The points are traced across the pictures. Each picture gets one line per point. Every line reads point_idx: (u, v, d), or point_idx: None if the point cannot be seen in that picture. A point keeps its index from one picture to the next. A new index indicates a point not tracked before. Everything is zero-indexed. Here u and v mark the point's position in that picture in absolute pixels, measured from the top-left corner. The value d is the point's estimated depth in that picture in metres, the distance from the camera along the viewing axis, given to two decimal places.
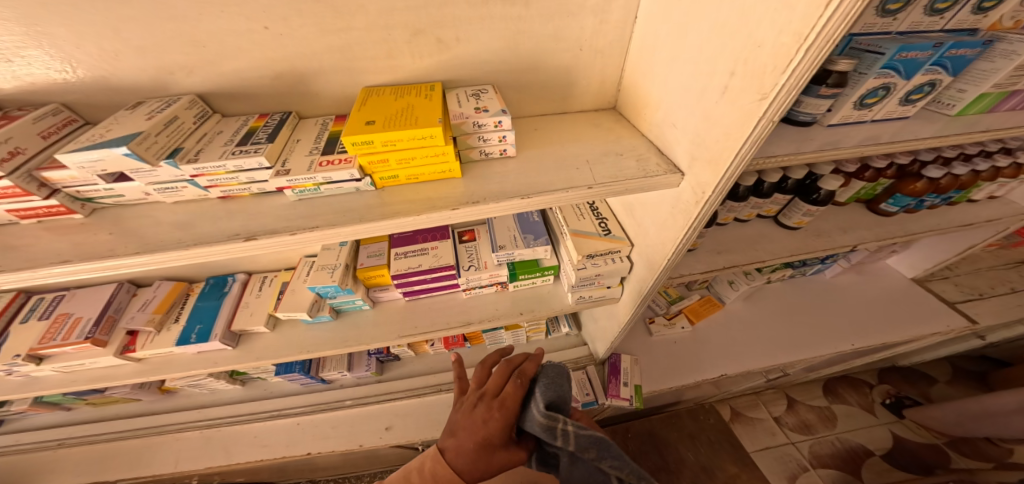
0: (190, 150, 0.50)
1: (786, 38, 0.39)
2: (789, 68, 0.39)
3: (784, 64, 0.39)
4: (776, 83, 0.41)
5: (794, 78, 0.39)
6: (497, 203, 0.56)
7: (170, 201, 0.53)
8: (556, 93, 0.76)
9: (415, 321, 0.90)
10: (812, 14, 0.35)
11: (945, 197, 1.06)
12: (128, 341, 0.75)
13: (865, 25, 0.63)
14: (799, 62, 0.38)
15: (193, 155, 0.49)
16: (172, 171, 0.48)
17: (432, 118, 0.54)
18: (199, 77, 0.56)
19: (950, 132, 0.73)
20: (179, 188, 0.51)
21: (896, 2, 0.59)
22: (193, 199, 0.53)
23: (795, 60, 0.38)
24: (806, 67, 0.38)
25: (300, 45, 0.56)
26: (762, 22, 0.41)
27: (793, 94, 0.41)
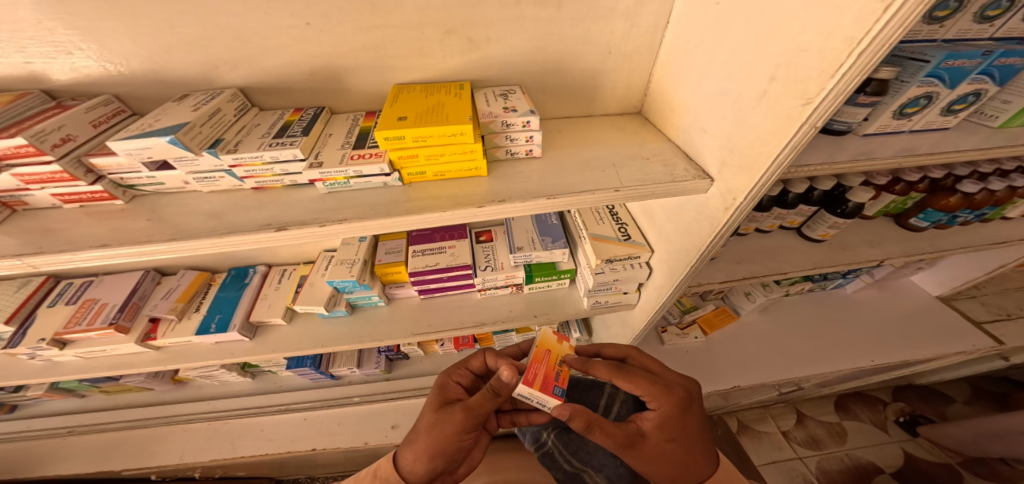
0: (229, 140, 0.51)
1: (835, 42, 0.38)
2: (838, 73, 0.38)
3: (833, 68, 0.38)
4: (822, 88, 0.40)
5: (843, 82, 0.38)
6: (524, 202, 0.56)
7: (207, 190, 0.53)
8: (583, 96, 0.75)
9: (430, 320, 0.89)
10: (868, 17, 0.34)
11: (979, 213, 1.04)
12: (150, 329, 0.75)
13: (909, 33, 0.62)
14: (849, 67, 0.37)
15: (233, 146, 0.50)
16: (213, 160, 0.48)
17: (462, 116, 0.54)
18: (242, 71, 0.57)
19: (989, 145, 0.71)
20: (217, 178, 0.51)
21: (945, 9, 0.58)
22: (229, 189, 0.54)
23: (845, 64, 0.37)
24: (856, 72, 0.37)
25: (337, 42, 0.56)
26: (809, 25, 0.40)
27: (840, 99, 0.40)
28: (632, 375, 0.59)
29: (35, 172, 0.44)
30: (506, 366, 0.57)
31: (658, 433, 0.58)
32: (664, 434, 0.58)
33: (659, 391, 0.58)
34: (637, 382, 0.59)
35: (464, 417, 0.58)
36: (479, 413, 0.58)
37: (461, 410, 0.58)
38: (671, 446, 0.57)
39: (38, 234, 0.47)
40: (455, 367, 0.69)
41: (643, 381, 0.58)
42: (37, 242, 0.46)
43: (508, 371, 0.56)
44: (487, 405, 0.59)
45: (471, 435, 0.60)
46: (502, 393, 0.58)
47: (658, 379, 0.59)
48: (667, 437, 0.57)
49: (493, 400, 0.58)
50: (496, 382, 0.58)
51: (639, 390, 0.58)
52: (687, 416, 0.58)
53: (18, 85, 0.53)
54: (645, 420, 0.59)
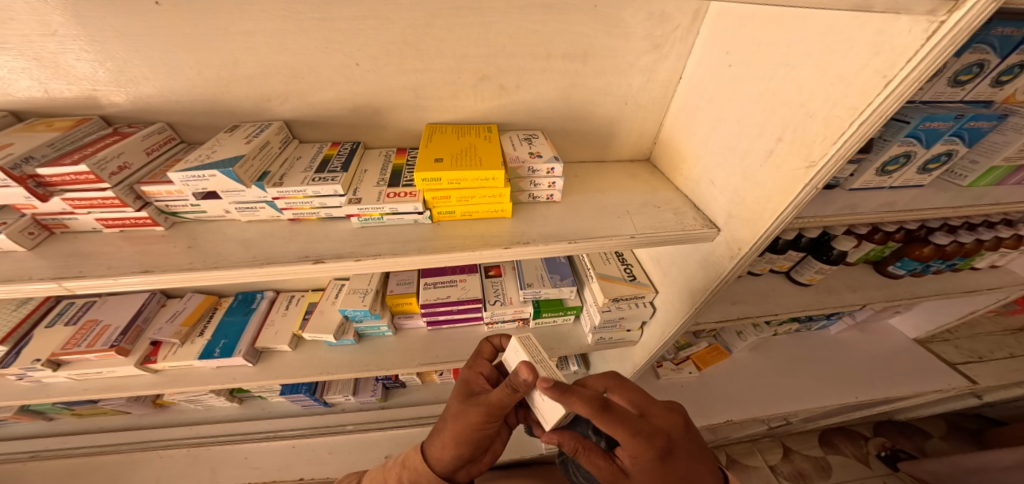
0: (275, 173, 0.52)
1: (839, 111, 0.43)
2: (840, 139, 0.43)
3: (835, 135, 0.44)
4: (824, 153, 0.45)
5: (843, 148, 0.44)
6: (546, 245, 0.58)
7: (245, 219, 0.54)
8: (599, 143, 0.81)
9: (437, 350, 0.90)
10: (869, 91, 0.39)
11: (950, 263, 1.11)
12: (150, 352, 0.73)
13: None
14: (851, 134, 0.42)
15: (277, 179, 0.51)
16: (258, 193, 0.50)
17: (495, 160, 0.57)
18: (288, 105, 0.59)
19: (958, 203, 0.79)
20: (257, 208, 0.52)
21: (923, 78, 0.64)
22: (267, 219, 0.54)
23: (846, 131, 0.42)
24: (856, 140, 0.42)
25: (381, 81, 0.59)
26: (816, 94, 0.45)
27: (838, 164, 0.46)
28: (615, 420, 0.48)
29: (87, 197, 0.44)
30: (521, 366, 0.51)
31: (640, 474, 0.50)
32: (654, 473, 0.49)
33: (642, 441, 0.48)
34: (615, 427, 0.48)
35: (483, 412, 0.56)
36: (497, 407, 0.55)
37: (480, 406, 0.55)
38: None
39: (71, 257, 0.47)
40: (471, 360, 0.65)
41: (623, 428, 0.48)
42: (73, 265, 0.46)
43: (525, 369, 0.51)
44: (505, 401, 0.55)
45: (493, 426, 0.58)
46: (518, 388, 0.53)
47: (641, 425, 0.49)
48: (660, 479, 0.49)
49: (512, 395, 0.54)
50: (513, 379, 0.53)
51: (618, 437, 0.48)
52: (670, 464, 0.49)
53: (70, 110, 0.54)
54: (624, 459, 0.51)
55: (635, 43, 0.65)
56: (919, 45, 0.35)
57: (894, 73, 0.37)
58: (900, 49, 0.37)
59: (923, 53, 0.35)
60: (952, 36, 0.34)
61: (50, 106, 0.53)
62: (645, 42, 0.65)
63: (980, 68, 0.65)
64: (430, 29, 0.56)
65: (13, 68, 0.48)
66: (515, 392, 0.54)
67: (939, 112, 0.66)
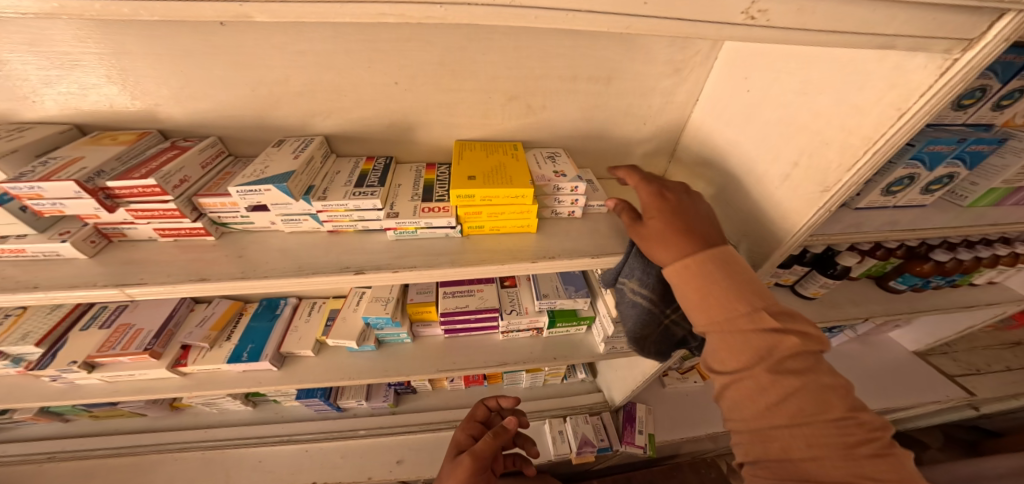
0: (319, 188, 0.55)
1: (853, 140, 0.47)
2: (856, 166, 0.47)
3: (851, 162, 0.47)
4: (840, 179, 0.49)
5: (858, 174, 0.47)
6: (571, 259, 0.61)
7: (287, 231, 0.56)
8: (617, 160, 0.84)
9: (454, 357, 0.92)
10: (883, 122, 0.43)
11: (950, 278, 1.15)
12: (180, 355, 0.75)
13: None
14: (867, 161, 0.45)
15: (321, 192, 0.54)
16: (304, 207, 0.52)
17: (524, 178, 0.61)
18: (329, 121, 0.62)
19: (959, 223, 0.82)
20: (302, 220, 0.54)
21: None
22: (308, 231, 0.57)
23: (863, 159, 0.46)
24: (870, 166, 0.46)
25: (418, 100, 0.63)
26: (831, 122, 0.49)
27: (852, 189, 0.49)
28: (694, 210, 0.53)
29: (150, 209, 0.47)
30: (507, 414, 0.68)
31: (753, 298, 0.48)
32: (768, 308, 0.48)
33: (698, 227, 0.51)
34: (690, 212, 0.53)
35: (470, 463, 0.67)
36: (483, 456, 0.67)
37: (468, 456, 0.67)
38: (770, 359, 0.46)
39: (128, 265, 0.49)
40: (465, 424, 0.82)
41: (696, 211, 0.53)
42: (133, 273, 0.48)
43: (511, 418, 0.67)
44: (489, 449, 0.68)
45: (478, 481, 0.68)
46: (502, 433, 0.68)
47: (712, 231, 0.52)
48: (778, 326, 0.46)
49: (493, 443, 0.68)
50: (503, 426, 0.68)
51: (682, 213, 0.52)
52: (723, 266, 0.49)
53: (124, 124, 0.57)
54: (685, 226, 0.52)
55: (657, 66, 0.68)
56: (934, 81, 0.38)
57: (907, 106, 0.40)
58: (914, 84, 0.40)
59: (938, 88, 0.38)
60: (963, 74, 0.37)
61: (107, 120, 0.56)
62: (666, 65, 0.68)
63: (982, 92, 0.69)
64: (467, 52, 0.59)
65: (82, 84, 0.51)
66: (499, 441, 0.68)
67: (942, 135, 0.70)
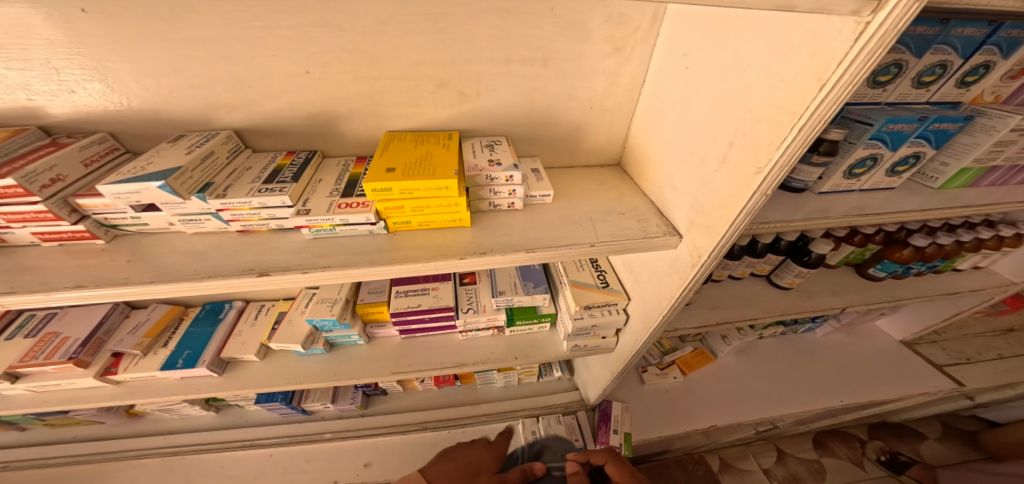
0: (219, 184, 0.51)
1: (781, 116, 0.42)
2: (784, 143, 0.42)
3: (779, 140, 0.43)
4: (771, 158, 0.45)
5: (787, 153, 0.43)
6: (504, 255, 0.58)
7: (191, 231, 0.53)
8: (567, 148, 0.80)
9: (409, 359, 0.89)
10: (806, 96, 0.39)
11: (931, 265, 1.10)
12: (111, 363, 0.72)
13: (856, 95, 0.69)
14: (793, 139, 0.41)
15: (221, 190, 0.50)
16: (200, 204, 0.49)
17: (449, 169, 0.57)
18: (242, 114, 0.58)
19: (930, 206, 0.78)
20: (203, 220, 0.51)
21: (886, 75, 0.66)
22: (215, 230, 0.54)
23: (789, 137, 0.42)
24: (798, 144, 0.42)
25: (335, 89, 0.59)
26: (761, 98, 0.45)
27: (785, 170, 0.45)
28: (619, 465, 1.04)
29: (19, 211, 0.44)
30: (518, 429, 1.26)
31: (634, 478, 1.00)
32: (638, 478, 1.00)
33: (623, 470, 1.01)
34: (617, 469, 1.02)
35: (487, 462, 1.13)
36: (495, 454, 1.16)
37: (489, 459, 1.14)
38: None
39: (12, 271, 0.46)
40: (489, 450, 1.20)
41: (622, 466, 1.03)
42: (10, 279, 0.45)
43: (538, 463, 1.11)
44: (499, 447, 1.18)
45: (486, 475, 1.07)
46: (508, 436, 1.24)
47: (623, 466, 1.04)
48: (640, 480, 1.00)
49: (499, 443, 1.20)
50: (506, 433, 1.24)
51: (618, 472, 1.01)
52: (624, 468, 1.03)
53: (15, 121, 0.54)
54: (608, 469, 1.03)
55: (595, 46, 0.64)
56: (849, 47, 0.34)
57: (827, 76, 0.37)
58: (832, 52, 0.36)
59: (854, 55, 0.34)
60: (880, 37, 0.33)
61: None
62: (605, 45, 0.64)
63: (943, 68, 0.67)
64: (381, 36, 0.55)
65: None
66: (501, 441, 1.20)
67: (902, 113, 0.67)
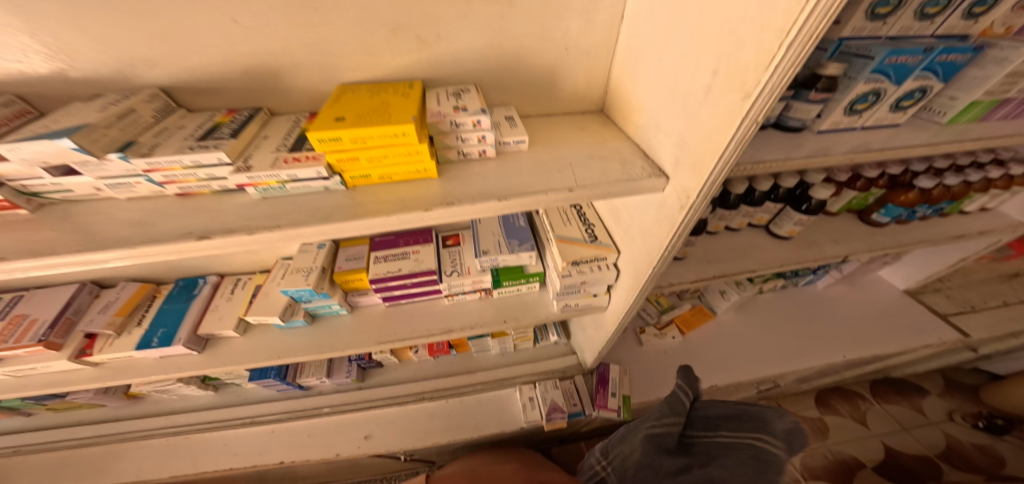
0: (145, 143, 0.47)
1: (768, 35, 0.37)
2: (772, 65, 0.37)
3: (766, 61, 0.38)
4: (758, 82, 0.39)
5: (776, 76, 0.38)
6: (474, 205, 0.54)
7: (124, 197, 0.50)
8: (544, 96, 0.74)
9: (394, 328, 0.87)
10: (794, 8, 0.33)
11: (937, 207, 1.06)
12: (85, 345, 0.71)
13: (855, 29, 0.61)
14: (780, 61, 0.36)
15: (147, 149, 0.46)
16: (123, 165, 0.44)
17: (406, 115, 0.52)
18: (166, 70, 0.54)
19: (941, 140, 0.72)
20: (133, 184, 0.48)
21: (886, 6, 0.58)
22: (149, 195, 0.50)
23: (777, 57, 0.36)
24: (788, 64, 0.36)
25: (271, 39, 0.53)
26: (746, 16, 0.39)
27: (776, 94, 0.40)
28: None
29: None
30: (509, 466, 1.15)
31: None
32: None
33: None
34: None
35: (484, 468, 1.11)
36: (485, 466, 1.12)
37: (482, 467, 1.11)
38: None
39: None
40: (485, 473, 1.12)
41: None
42: None
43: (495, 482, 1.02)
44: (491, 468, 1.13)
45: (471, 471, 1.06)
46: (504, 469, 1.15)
47: None
48: None
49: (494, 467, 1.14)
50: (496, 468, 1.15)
51: None
52: None
53: None
54: None
55: None
56: None
57: None
58: None
59: None
60: None
61: None
62: None
63: None
64: None
65: None
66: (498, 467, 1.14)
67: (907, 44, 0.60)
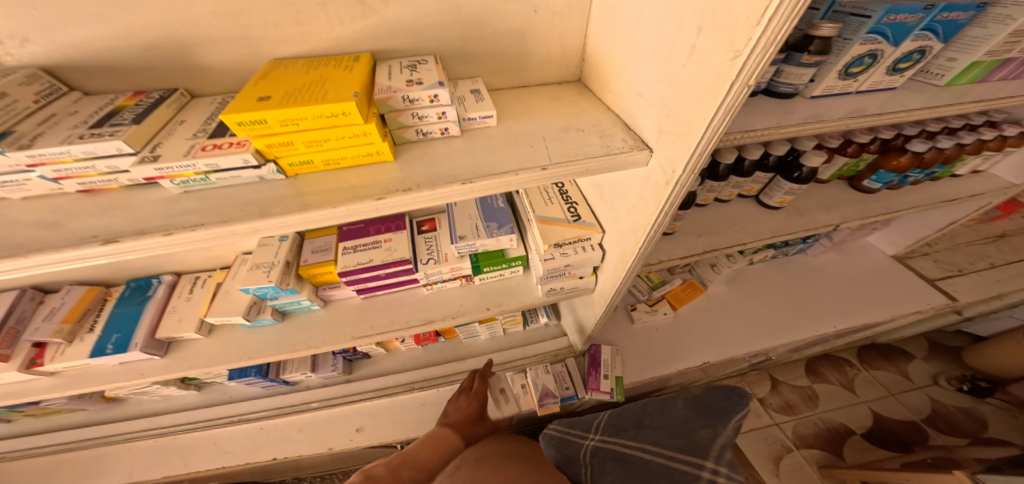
0: (25, 133, 0.41)
1: None
2: (765, 16, 0.32)
3: (759, 13, 0.32)
4: (750, 38, 0.34)
5: (771, 29, 0.32)
6: (433, 190, 0.48)
7: (17, 197, 0.44)
8: (510, 65, 0.67)
9: (371, 321, 0.83)
10: None
11: (928, 172, 1.00)
12: (35, 354, 0.67)
13: None
14: (776, 10, 0.31)
15: (25, 140, 0.40)
16: (0, 160, 0.38)
17: (345, 91, 0.45)
18: (40, 46, 0.46)
19: (939, 102, 0.66)
20: (21, 182, 0.42)
21: None
22: (46, 193, 0.45)
23: (771, 6, 0.31)
24: (784, 15, 0.31)
25: (172, 8, 0.46)
26: None
27: (769, 52, 0.34)
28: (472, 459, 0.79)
29: None
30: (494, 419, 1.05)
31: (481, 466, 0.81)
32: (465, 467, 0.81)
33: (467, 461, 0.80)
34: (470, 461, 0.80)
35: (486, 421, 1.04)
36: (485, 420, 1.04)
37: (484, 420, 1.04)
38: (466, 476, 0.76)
39: None
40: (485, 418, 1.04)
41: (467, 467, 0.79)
42: None
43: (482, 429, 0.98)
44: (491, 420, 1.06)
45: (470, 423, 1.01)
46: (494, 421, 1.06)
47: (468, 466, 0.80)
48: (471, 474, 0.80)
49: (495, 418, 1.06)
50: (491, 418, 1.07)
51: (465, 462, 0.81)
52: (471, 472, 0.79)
53: None
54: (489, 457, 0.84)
55: None
56: None
57: None
58: None
59: None
60: None
61: None
62: None
63: None
64: None
65: None
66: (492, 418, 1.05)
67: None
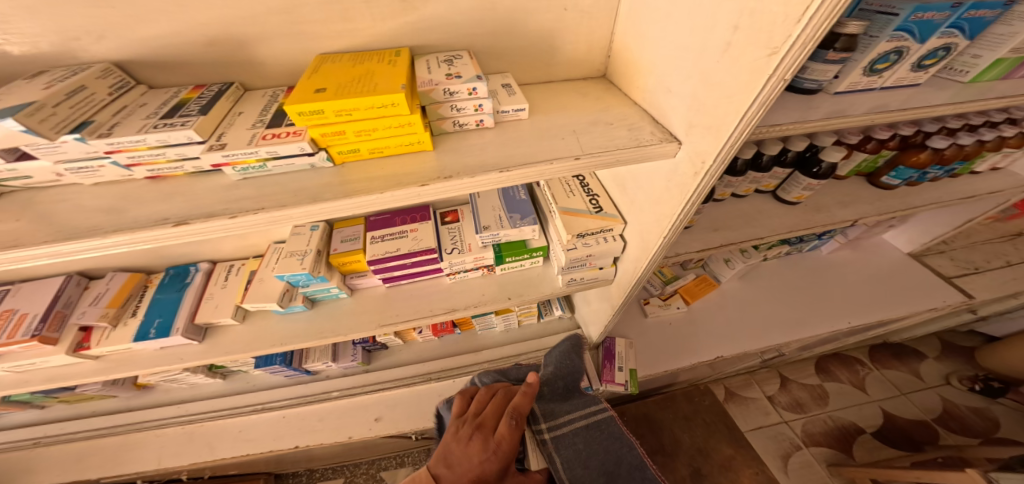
0: (102, 123, 0.43)
1: None
2: (807, 15, 0.33)
3: (800, 11, 0.34)
4: (789, 35, 0.35)
5: (811, 26, 0.34)
6: (473, 177, 0.50)
7: (90, 183, 0.47)
8: (540, 60, 0.69)
9: (396, 309, 0.85)
10: None
11: (949, 168, 1.00)
12: (82, 339, 0.70)
13: None
14: (817, 8, 0.32)
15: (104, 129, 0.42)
16: (82, 147, 0.41)
17: (393, 83, 0.47)
18: (113, 42, 0.49)
19: (963, 99, 0.67)
20: (96, 168, 0.45)
21: None
22: (117, 179, 0.47)
23: (813, 5, 0.32)
24: (825, 14, 0.32)
25: (230, 6, 0.49)
26: None
27: (807, 48, 0.36)
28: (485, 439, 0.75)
29: None
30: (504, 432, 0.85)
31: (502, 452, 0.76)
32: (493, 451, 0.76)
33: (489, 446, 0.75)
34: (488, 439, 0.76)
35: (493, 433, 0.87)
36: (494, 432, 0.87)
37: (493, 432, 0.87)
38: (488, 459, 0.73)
39: None
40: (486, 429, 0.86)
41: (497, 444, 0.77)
42: None
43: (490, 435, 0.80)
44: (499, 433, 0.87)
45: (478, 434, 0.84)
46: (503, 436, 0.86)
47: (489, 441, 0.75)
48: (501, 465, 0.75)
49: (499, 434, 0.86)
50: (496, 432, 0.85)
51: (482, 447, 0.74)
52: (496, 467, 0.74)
53: None
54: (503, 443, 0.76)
55: None
56: None
57: None
58: None
59: None
60: None
61: None
62: None
63: None
64: None
65: None
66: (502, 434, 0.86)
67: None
